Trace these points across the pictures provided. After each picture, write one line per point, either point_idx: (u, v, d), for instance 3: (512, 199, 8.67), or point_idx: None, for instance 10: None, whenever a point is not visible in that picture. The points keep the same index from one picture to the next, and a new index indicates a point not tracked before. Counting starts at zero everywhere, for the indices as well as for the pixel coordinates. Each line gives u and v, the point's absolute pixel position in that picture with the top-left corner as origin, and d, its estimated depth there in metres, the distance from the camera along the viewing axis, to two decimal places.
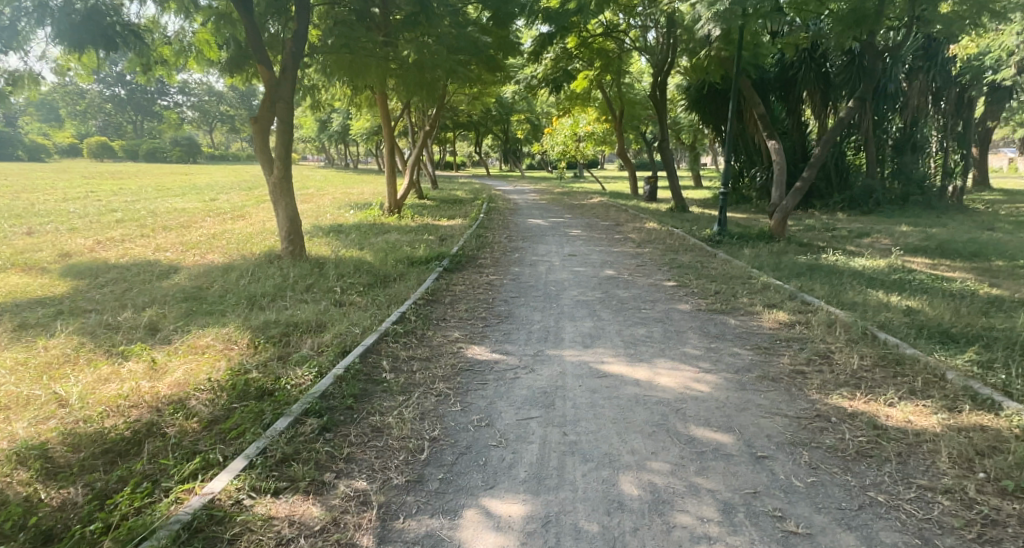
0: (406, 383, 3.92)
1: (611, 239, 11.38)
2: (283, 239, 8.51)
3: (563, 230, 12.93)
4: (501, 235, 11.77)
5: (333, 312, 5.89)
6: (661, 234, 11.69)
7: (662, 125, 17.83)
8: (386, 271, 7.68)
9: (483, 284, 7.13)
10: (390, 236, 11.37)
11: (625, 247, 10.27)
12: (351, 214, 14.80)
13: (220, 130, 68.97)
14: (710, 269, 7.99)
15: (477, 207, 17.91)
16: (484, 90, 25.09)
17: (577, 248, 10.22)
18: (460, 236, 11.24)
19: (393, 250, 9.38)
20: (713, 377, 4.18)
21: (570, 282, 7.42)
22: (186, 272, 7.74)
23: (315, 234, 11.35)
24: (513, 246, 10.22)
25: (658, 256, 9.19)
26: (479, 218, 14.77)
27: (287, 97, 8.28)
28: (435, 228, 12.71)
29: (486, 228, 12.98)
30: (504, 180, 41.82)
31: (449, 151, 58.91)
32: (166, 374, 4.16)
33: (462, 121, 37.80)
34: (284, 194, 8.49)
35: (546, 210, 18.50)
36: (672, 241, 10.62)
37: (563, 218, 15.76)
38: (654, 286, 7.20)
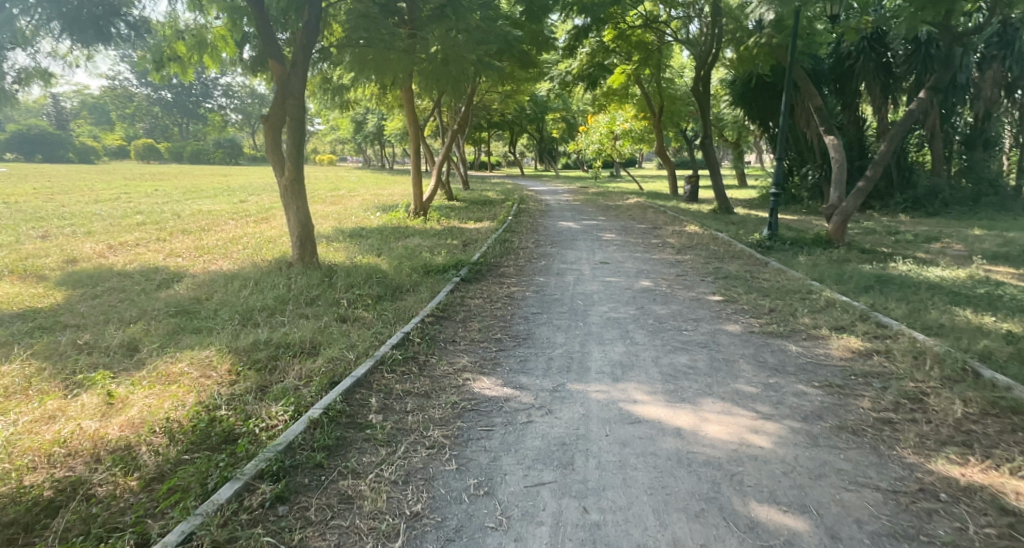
0: (394, 431, 3.23)
1: (648, 244, 10.53)
2: (294, 244, 7.94)
3: (596, 234, 12.13)
4: (529, 240, 11.04)
5: (333, 330, 5.26)
6: (703, 239, 10.79)
7: (705, 122, 16.80)
8: (399, 281, 7.03)
9: (503, 297, 6.43)
10: (412, 241, 10.76)
11: (663, 254, 9.41)
12: (376, 217, 14.29)
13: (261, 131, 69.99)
14: (760, 281, 7.11)
15: (508, 209, 17.22)
16: (519, 87, 24.37)
17: (610, 254, 9.41)
18: (485, 241, 10.57)
19: (411, 257, 8.74)
20: (774, 426, 3.39)
21: (600, 295, 6.65)
22: (188, 281, 7.24)
23: (335, 238, 10.83)
24: (541, 252, 9.46)
25: (701, 265, 8.33)
26: (508, 221, 14.07)
27: (298, 92, 7.70)
28: (461, 232, 12.07)
29: (514, 232, 12.28)
30: (538, 179, 41.06)
31: (485, 151, 58.44)
32: (120, 412, 3.51)
33: (496, 120, 37.16)
34: (294, 197, 7.91)
35: (580, 212, 17.68)
36: (716, 247, 9.71)
37: (597, 220, 14.94)
38: (697, 302, 6.38)
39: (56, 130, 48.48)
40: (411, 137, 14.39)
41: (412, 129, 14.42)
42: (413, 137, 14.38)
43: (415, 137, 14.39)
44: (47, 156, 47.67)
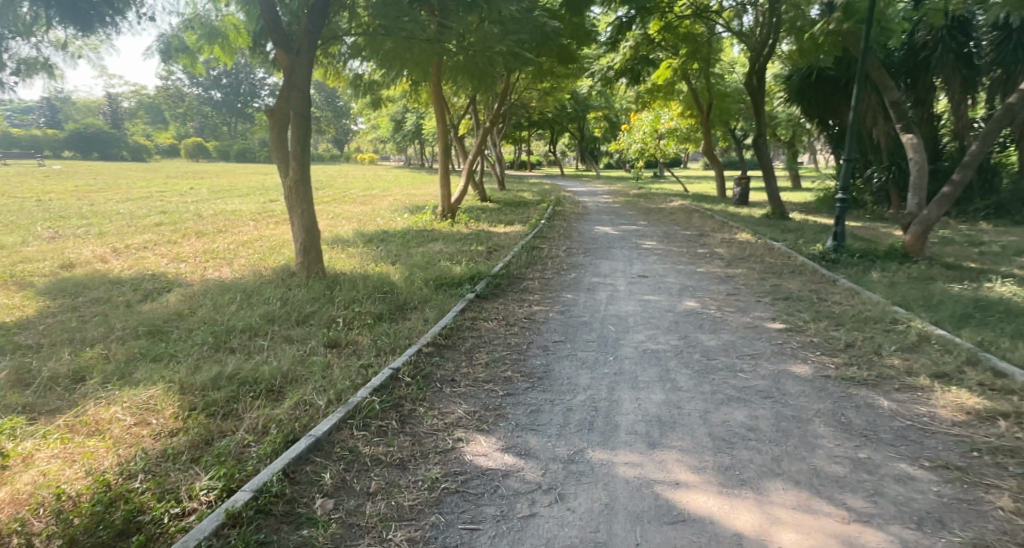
0: (341, 533, 2.39)
1: (692, 254, 9.47)
2: (297, 252, 7.20)
3: (636, 241, 11.12)
4: (560, 248, 10.13)
5: (314, 360, 4.44)
6: (757, 248, 9.68)
7: (758, 120, 15.50)
8: (408, 296, 6.22)
9: (522, 319, 5.54)
10: (434, 248, 9.99)
11: (710, 267, 8.36)
12: (402, 220, 13.62)
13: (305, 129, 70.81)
14: (827, 304, 6.05)
15: (543, 212, 16.33)
16: (559, 82, 23.42)
17: (650, 266, 8.42)
18: (513, 248, 9.71)
19: (427, 267, 7.94)
20: (877, 539, 2.43)
21: (636, 319, 5.71)
22: (179, 290, 6.55)
23: (353, 243, 10.14)
24: (573, 263, 8.55)
25: (755, 282, 7.28)
26: (541, 225, 13.17)
27: (302, 84, 6.92)
28: (489, 237, 11.25)
29: (546, 238, 11.39)
30: (578, 179, 40.03)
31: (525, 150, 57.59)
32: (4, 483, 2.72)
33: (536, 118, 36.30)
34: (299, 201, 7.18)
35: (619, 215, 16.65)
36: (772, 259, 8.62)
37: (638, 225, 13.91)
38: (753, 329, 5.37)
39: (109, 129, 49.59)
40: (440, 135, 13.62)
41: (440, 126, 13.65)
42: (442, 135, 13.61)
43: (444, 136, 13.62)
44: (101, 154, 48.91)
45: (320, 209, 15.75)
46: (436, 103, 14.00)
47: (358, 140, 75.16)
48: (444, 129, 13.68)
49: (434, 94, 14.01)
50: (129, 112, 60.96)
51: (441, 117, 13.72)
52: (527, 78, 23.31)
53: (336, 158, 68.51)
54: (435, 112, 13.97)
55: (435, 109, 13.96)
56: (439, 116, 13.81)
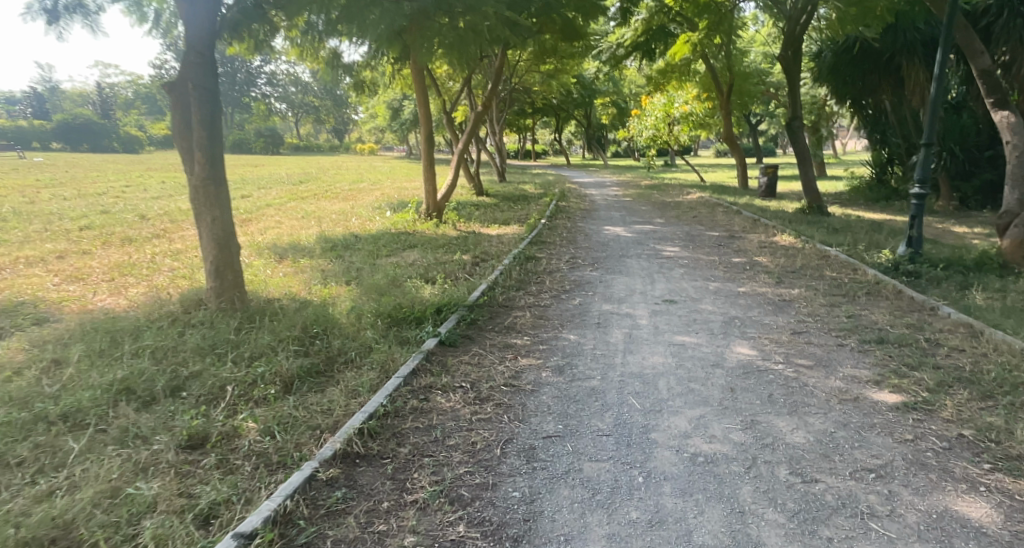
0: None
1: (725, 267, 7.65)
2: (206, 272, 5.24)
3: (654, 247, 9.32)
4: (562, 257, 8.37)
5: (127, 493, 2.53)
6: (804, 258, 7.88)
7: (792, 100, 13.65)
8: (347, 343, 4.41)
9: (498, 389, 3.69)
10: (410, 259, 8.28)
11: (754, 287, 6.56)
12: (379, 221, 11.87)
13: (304, 118, 69.16)
14: (943, 356, 4.24)
15: (545, 209, 14.48)
16: (564, 61, 21.49)
17: (676, 286, 6.64)
18: (505, 260, 7.90)
19: (390, 290, 6.15)
20: None
21: (671, 382, 3.91)
22: (33, 331, 4.72)
23: (312, 250, 8.43)
24: (577, 282, 6.78)
25: (821, 313, 5.48)
26: (540, 227, 11.44)
27: (200, 41, 4.97)
28: (477, 245, 9.52)
29: (547, 244, 9.64)
30: (584, 168, 38.28)
31: (529, 138, 55.57)
32: None
33: (541, 103, 34.51)
34: (206, 205, 5.17)
35: (632, 211, 14.79)
36: (832, 276, 6.80)
37: (654, 224, 12.07)
38: (851, 404, 3.57)
39: (99, 120, 47.51)
40: (422, 121, 11.77)
41: (423, 111, 11.80)
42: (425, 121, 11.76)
43: (427, 122, 11.76)
44: (92, 146, 46.86)
45: (294, 206, 13.92)
46: (418, 83, 11.95)
47: (358, 131, 73.52)
48: (426, 113, 11.80)
49: (415, 72, 11.98)
50: (124, 103, 59.22)
51: (422, 101, 11.80)
52: (528, 55, 21.34)
53: (336, 149, 66.92)
54: (416, 93, 12.01)
55: (416, 89, 11.96)
56: (420, 98, 11.85)
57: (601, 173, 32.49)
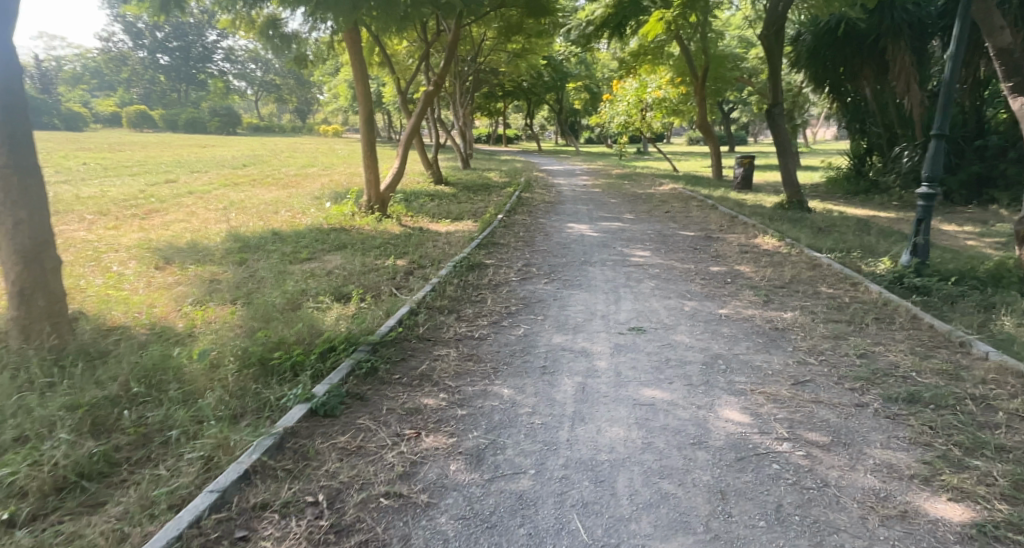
0: None
1: (701, 280, 6.51)
2: (8, 296, 3.83)
3: (620, 251, 8.15)
4: (513, 265, 7.14)
5: None
6: (793, 267, 6.78)
7: (774, 85, 12.65)
8: (176, 412, 3.11)
9: (373, 508, 2.42)
10: (331, 265, 6.98)
11: (736, 309, 5.42)
12: (313, 214, 10.45)
13: (266, 98, 66.45)
14: (1004, 430, 3.11)
15: (505, 202, 13.17)
16: (531, 38, 20.23)
17: (644, 308, 5.46)
18: (442, 269, 6.62)
19: (282, 314, 4.83)
20: None
21: (633, 482, 2.70)
22: None
23: (213, 252, 7.07)
24: (525, 302, 5.56)
25: (826, 350, 4.34)
26: (494, 223, 10.21)
27: None
28: (417, 248, 8.25)
29: (500, 245, 8.42)
30: (554, 154, 37.15)
31: (499, 122, 53.98)
32: None
33: (509, 84, 33.13)
34: (3, 203, 3.73)
35: (600, 204, 13.58)
36: (831, 295, 5.67)
37: (622, 221, 10.87)
38: (898, 527, 2.40)
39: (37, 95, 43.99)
40: (361, 104, 10.32)
41: (361, 92, 10.30)
42: (365, 105, 10.31)
43: (366, 105, 10.31)
44: None
45: (220, 195, 12.33)
46: (355, 59, 10.23)
47: (323, 112, 70.86)
48: (365, 94, 10.32)
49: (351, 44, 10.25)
50: (70, 77, 55.48)
51: (361, 81, 10.26)
52: (492, 25, 19.84)
53: (299, 130, 64.47)
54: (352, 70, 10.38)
55: (352, 66, 10.28)
56: (358, 77, 10.26)
57: (570, 159, 31.32)
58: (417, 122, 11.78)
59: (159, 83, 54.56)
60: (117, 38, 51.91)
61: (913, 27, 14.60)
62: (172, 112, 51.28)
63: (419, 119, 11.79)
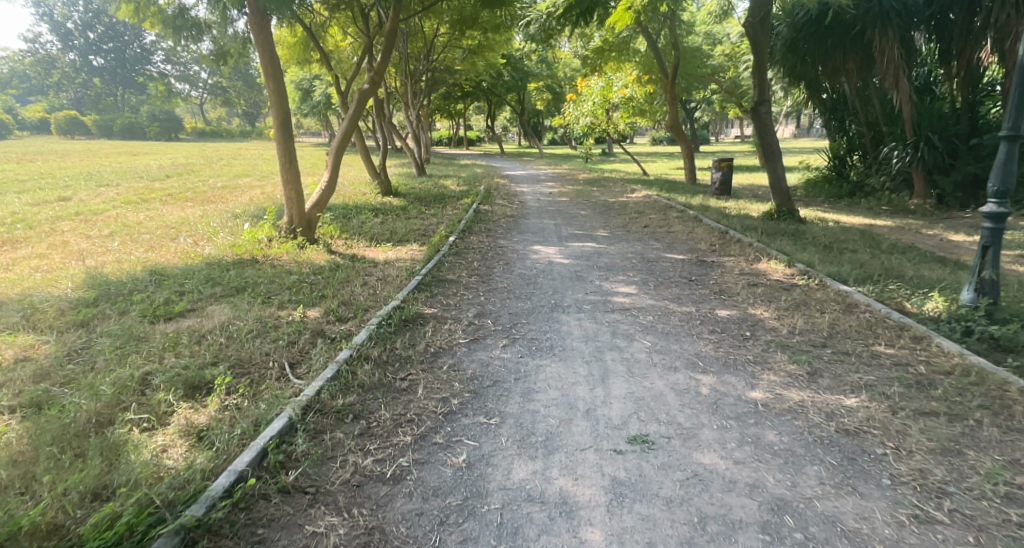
0: None
1: (708, 334, 4.92)
2: None
3: (596, 287, 6.53)
4: (462, 315, 5.44)
5: None
6: (825, 313, 5.27)
7: (759, 79, 11.36)
8: None
9: None
10: (212, 323, 5.16)
11: (772, 390, 3.83)
12: (221, 241, 8.59)
13: (211, 101, 63.10)
14: None
15: (460, 217, 11.51)
16: (488, 31, 18.61)
17: (644, 393, 3.83)
18: (366, 326, 4.91)
19: (77, 438, 3.03)
20: None
21: None
22: None
23: (45, 310, 5.16)
24: (473, 389, 3.85)
25: (943, 484, 2.78)
26: (443, 249, 8.51)
27: None
28: (342, 289, 6.48)
29: (449, 279, 6.73)
30: (516, 157, 35.55)
31: (459, 124, 52.08)
32: None
33: (467, 84, 31.39)
34: None
35: (567, 216, 11.98)
36: (895, 362, 4.14)
37: (595, 241, 9.28)
38: None
39: None
40: (275, 109, 8.44)
41: (276, 94, 8.41)
42: (281, 111, 8.45)
43: (282, 109, 8.45)
44: None
45: (113, 216, 10.28)
46: (263, 51, 8.25)
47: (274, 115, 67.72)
48: (280, 97, 8.46)
49: (257, 34, 8.21)
50: None
51: (275, 81, 8.37)
52: (444, 16, 18.11)
53: (248, 135, 61.35)
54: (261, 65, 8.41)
55: (259, 60, 8.29)
56: (269, 76, 8.33)
57: (532, 163, 29.76)
58: (351, 128, 9.84)
59: (92, 86, 50.76)
60: (43, 39, 48.08)
61: (901, 16, 13.41)
62: (106, 118, 47.73)
63: (354, 123, 9.86)
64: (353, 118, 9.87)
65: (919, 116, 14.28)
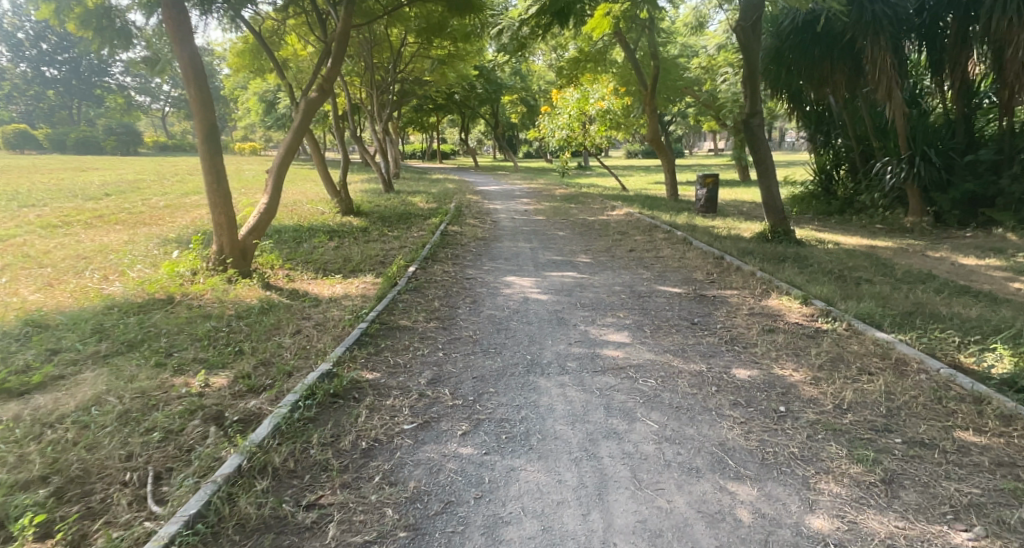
0: None
1: (731, 409, 3.80)
2: None
3: (580, 335, 5.38)
4: (414, 381, 4.23)
5: None
6: (871, 375, 4.20)
7: (751, 88, 10.57)
8: None
9: None
10: (75, 399, 3.87)
11: (838, 516, 2.72)
12: (137, 274, 7.27)
13: (175, 113, 60.94)
14: None
15: (425, 241, 10.34)
16: (457, 40, 17.60)
17: (660, 525, 2.72)
18: (283, 402, 3.70)
19: None
20: None
21: None
22: None
23: None
24: (414, 524, 2.67)
25: None
26: (400, 281, 7.31)
27: None
28: (267, 341, 5.22)
29: (402, 324, 5.52)
30: (491, 172, 34.52)
31: (432, 137, 50.93)
32: None
33: (439, 95, 30.30)
34: None
35: (543, 238, 10.88)
36: (998, 462, 3.06)
37: (575, 270, 8.19)
38: None
39: None
40: (198, 119, 7.12)
41: (198, 102, 7.10)
42: (204, 121, 7.12)
43: (206, 120, 7.12)
44: None
45: (15, 243, 8.85)
46: (181, 51, 6.92)
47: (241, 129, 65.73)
48: (204, 105, 7.14)
49: (173, 30, 6.89)
50: None
51: (198, 86, 7.06)
52: (410, 23, 17.03)
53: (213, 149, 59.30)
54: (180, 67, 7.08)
55: (176, 62, 6.97)
56: (188, 80, 7.00)
57: (507, 177, 28.70)
58: (297, 141, 8.50)
59: (45, 99, 48.36)
60: None
61: (893, 24, 12.65)
62: (59, 131, 45.45)
63: (301, 135, 8.53)
64: (299, 129, 8.54)
65: (912, 129, 13.58)
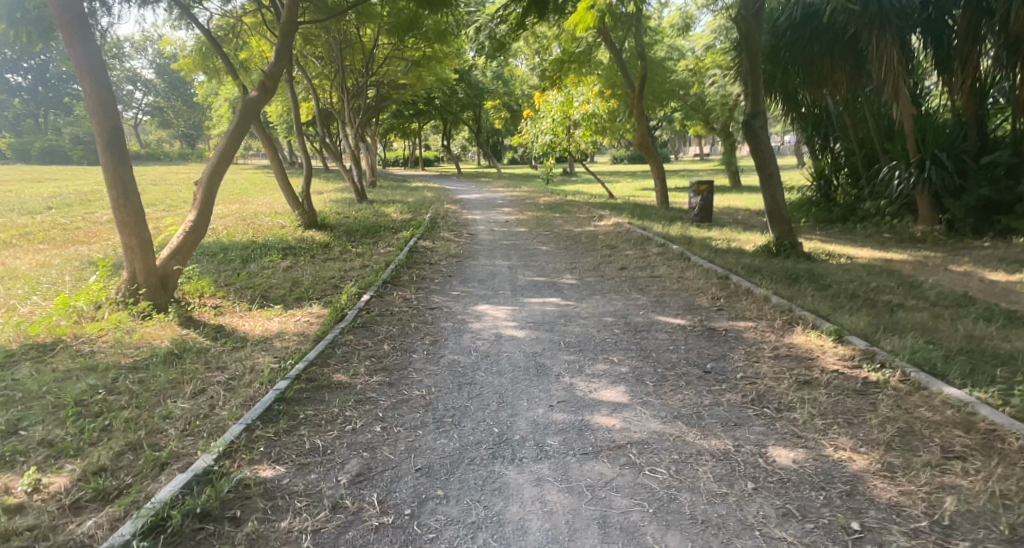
0: None
1: (780, 527, 2.64)
2: None
3: (565, 393, 4.19)
4: (332, 482, 3.00)
5: None
6: (965, 462, 3.07)
7: (754, 86, 9.52)
8: None
9: None
10: None
11: None
12: (26, 309, 6.01)
13: (149, 121, 59.23)
14: None
15: (391, 259, 9.11)
16: (431, 40, 16.47)
17: None
18: (124, 533, 2.50)
19: None
20: None
21: None
22: None
23: None
24: None
25: None
26: (349, 313, 6.09)
27: None
28: (156, 409, 3.99)
29: (337, 379, 4.31)
30: (474, 179, 33.31)
31: (414, 144, 49.68)
32: None
33: (418, 101, 29.11)
34: None
35: (523, 255, 9.70)
36: None
37: (559, 296, 7.01)
38: None
39: None
40: (97, 122, 5.83)
41: (97, 102, 5.81)
42: (104, 124, 5.83)
43: (109, 124, 5.86)
44: None
45: None
46: (74, 40, 5.63)
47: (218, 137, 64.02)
48: (106, 106, 5.86)
49: (60, 12, 5.57)
50: None
51: (96, 82, 5.75)
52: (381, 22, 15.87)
53: (188, 158, 57.61)
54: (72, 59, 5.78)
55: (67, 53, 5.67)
56: (83, 74, 5.72)
57: (488, 185, 27.60)
58: (232, 148, 7.23)
59: (10, 107, 46.49)
60: None
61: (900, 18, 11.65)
62: (24, 141, 43.59)
63: (236, 141, 7.25)
64: (235, 134, 7.26)
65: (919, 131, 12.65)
